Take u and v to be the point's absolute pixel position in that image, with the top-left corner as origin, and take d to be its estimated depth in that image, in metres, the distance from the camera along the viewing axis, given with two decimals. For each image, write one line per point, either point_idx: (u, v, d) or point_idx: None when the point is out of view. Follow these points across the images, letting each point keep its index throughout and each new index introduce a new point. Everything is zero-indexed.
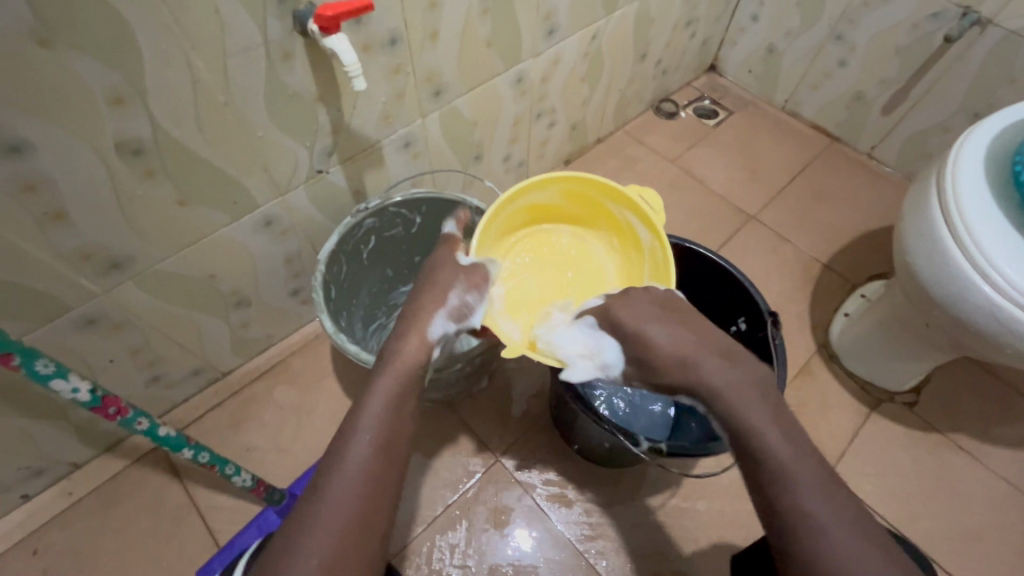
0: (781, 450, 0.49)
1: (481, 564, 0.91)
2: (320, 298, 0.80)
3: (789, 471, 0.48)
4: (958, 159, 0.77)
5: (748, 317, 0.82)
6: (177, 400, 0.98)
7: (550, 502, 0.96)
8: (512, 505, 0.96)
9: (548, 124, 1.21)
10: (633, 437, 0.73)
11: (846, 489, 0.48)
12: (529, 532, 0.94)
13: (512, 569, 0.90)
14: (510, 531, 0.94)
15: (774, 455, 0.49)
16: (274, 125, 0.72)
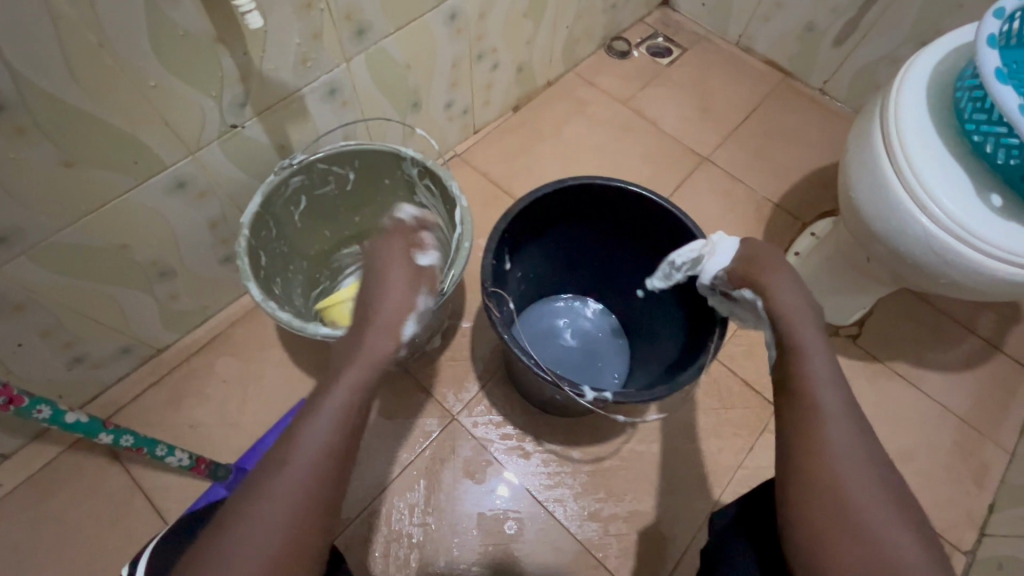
0: (820, 415, 0.52)
1: (441, 521, 0.91)
2: (246, 266, 0.75)
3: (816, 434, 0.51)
4: (903, 88, 0.75)
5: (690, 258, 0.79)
6: (109, 381, 0.92)
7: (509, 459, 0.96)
8: (471, 461, 0.96)
9: (491, 67, 1.13)
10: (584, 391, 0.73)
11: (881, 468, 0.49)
12: (489, 485, 0.94)
13: (473, 521, 0.92)
14: (469, 487, 0.94)
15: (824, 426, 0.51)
16: (169, 73, 0.64)
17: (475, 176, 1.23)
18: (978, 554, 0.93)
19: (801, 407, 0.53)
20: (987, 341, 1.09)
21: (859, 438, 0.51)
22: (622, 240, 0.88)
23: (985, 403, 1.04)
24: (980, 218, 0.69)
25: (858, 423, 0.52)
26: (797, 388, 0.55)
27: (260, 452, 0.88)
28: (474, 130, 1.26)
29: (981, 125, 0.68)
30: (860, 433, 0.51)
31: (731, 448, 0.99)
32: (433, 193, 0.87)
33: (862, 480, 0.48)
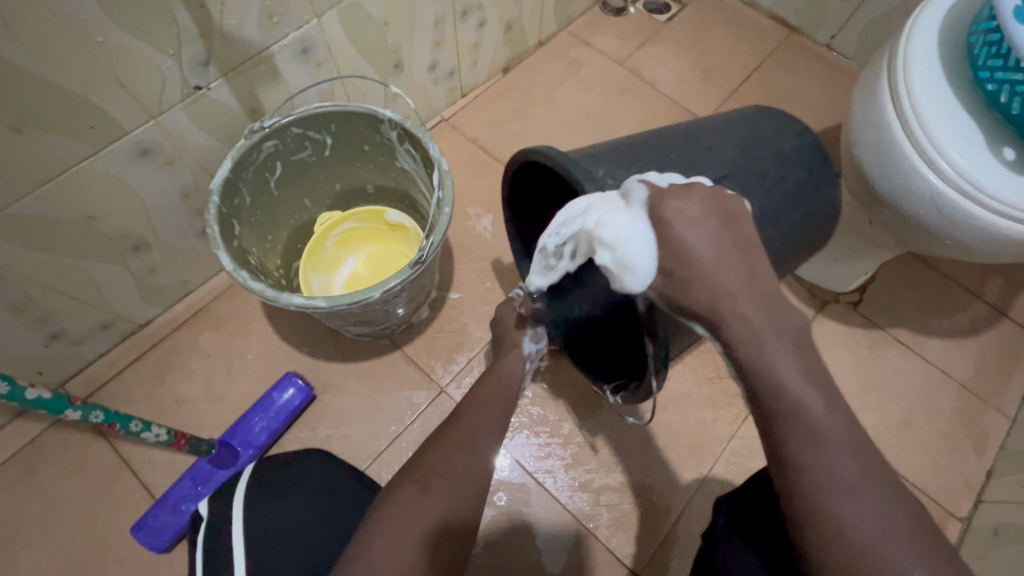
0: (827, 493, 0.41)
1: None
2: (217, 234, 0.71)
3: (823, 525, 0.41)
4: (912, 36, 0.70)
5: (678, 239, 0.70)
6: (90, 356, 0.91)
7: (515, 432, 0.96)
8: None
9: (477, 25, 1.07)
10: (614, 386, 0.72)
11: (913, 536, 0.40)
12: None
13: None
14: None
15: (831, 511, 0.41)
16: (119, 28, 0.60)
17: (462, 142, 1.18)
18: (974, 520, 0.92)
19: (794, 487, 0.43)
20: (993, 307, 1.06)
21: (878, 510, 0.41)
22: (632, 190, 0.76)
23: (988, 370, 1.02)
24: (990, 173, 0.65)
25: (871, 485, 0.41)
26: (787, 464, 0.43)
27: (244, 427, 0.87)
28: (461, 94, 1.20)
29: (995, 72, 0.63)
30: (887, 492, 0.41)
31: (725, 419, 0.97)
32: (414, 158, 0.82)
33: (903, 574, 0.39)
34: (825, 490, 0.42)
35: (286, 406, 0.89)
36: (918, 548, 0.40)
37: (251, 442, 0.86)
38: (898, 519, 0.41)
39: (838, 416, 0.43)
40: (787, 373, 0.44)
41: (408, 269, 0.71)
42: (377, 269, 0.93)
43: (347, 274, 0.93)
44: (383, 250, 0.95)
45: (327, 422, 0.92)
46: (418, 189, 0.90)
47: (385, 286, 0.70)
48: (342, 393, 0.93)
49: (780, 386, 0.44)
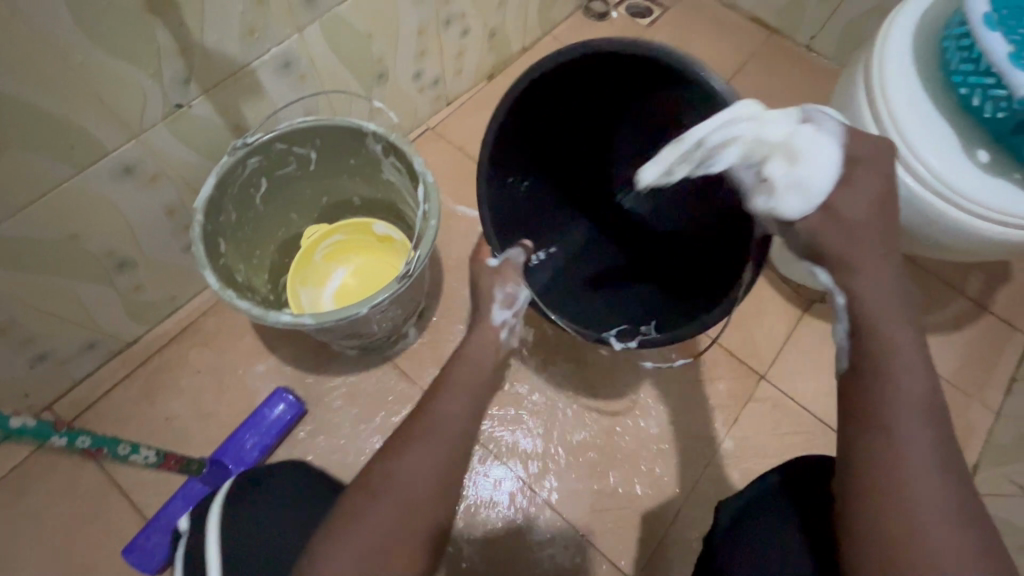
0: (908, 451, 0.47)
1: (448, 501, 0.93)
2: (202, 252, 0.71)
3: (897, 470, 0.47)
4: (889, 40, 0.71)
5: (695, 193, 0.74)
6: (78, 376, 0.90)
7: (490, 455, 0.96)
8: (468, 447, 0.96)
9: (460, 33, 1.07)
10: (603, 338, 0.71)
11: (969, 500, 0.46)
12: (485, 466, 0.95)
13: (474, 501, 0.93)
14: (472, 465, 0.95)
15: (909, 461, 0.47)
16: (96, 48, 0.60)
17: (449, 150, 1.18)
18: None
19: (876, 437, 0.48)
20: (975, 302, 1.08)
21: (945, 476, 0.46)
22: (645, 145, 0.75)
23: (972, 364, 1.03)
24: (965, 175, 0.66)
25: (941, 456, 0.47)
26: (880, 416, 0.49)
27: (236, 444, 0.86)
28: (446, 102, 1.20)
29: (968, 77, 0.64)
30: (945, 464, 0.47)
31: (717, 420, 0.98)
32: (400, 170, 0.82)
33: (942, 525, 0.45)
34: (885, 435, 0.48)
35: (278, 421, 0.89)
36: (966, 511, 0.46)
37: (242, 459, 0.86)
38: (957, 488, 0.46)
39: (933, 398, 0.48)
40: (901, 344, 0.50)
41: (396, 283, 0.71)
42: (367, 280, 0.93)
43: (335, 285, 0.93)
44: (372, 260, 0.95)
45: (320, 436, 0.92)
46: (404, 200, 0.89)
47: (374, 301, 0.70)
48: (334, 407, 0.93)
49: (891, 355, 0.50)
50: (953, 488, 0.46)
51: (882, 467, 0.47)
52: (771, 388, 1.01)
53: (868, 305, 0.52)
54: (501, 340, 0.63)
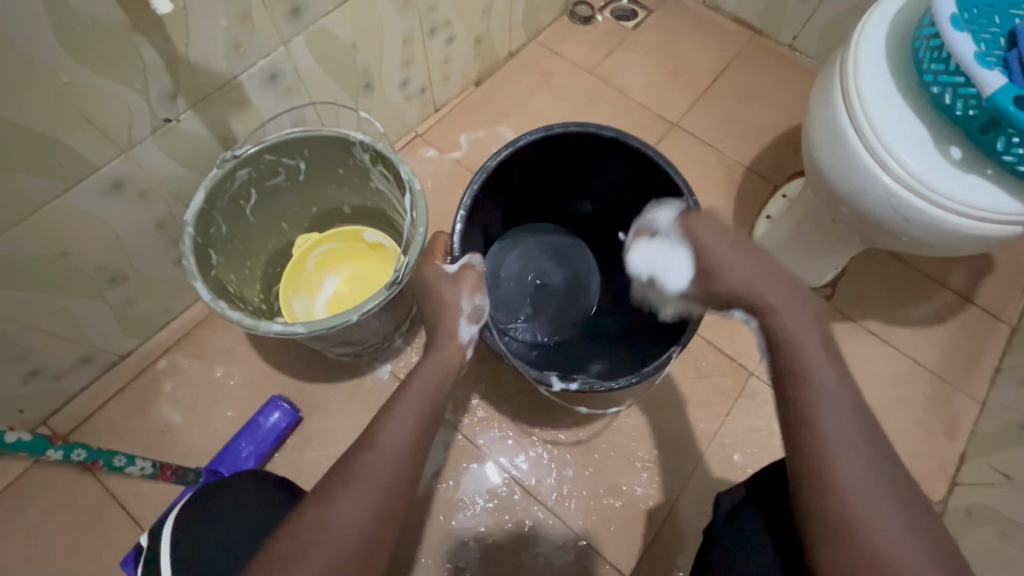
0: (837, 449, 0.51)
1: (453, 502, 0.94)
2: (193, 265, 0.72)
3: (833, 472, 0.51)
4: (862, 42, 0.73)
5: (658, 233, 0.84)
6: (72, 391, 0.91)
7: (466, 480, 0.95)
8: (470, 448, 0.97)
9: (446, 40, 1.08)
10: (545, 379, 0.74)
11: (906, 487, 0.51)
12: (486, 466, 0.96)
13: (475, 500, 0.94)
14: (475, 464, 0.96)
15: (838, 460, 0.51)
16: (82, 66, 0.61)
17: (438, 156, 1.19)
18: (949, 503, 0.95)
19: (810, 440, 0.53)
20: (959, 294, 1.09)
21: (874, 470, 0.50)
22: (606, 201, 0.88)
23: (957, 356, 1.05)
24: (938, 172, 0.67)
25: (868, 449, 0.51)
26: (810, 422, 0.53)
27: (232, 453, 0.87)
28: (435, 109, 1.22)
29: (938, 76, 0.66)
30: (878, 456, 0.51)
31: (709, 417, 1.00)
32: (388, 178, 0.83)
33: (887, 516, 0.49)
34: (815, 440, 0.52)
35: (273, 430, 0.89)
36: (903, 499, 0.50)
37: (239, 468, 0.87)
38: (893, 478, 0.50)
39: (847, 395, 0.54)
40: (813, 355, 0.56)
41: (386, 290, 0.72)
42: (359, 289, 0.94)
43: (327, 293, 0.93)
44: (364, 268, 0.96)
45: (315, 443, 0.93)
46: (393, 208, 0.90)
47: (364, 308, 0.71)
48: (329, 414, 0.94)
49: (804, 367, 0.55)
50: (883, 465, 0.51)
51: (819, 469, 0.51)
52: (761, 384, 1.02)
53: (785, 322, 0.59)
54: (468, 356, 0.67)
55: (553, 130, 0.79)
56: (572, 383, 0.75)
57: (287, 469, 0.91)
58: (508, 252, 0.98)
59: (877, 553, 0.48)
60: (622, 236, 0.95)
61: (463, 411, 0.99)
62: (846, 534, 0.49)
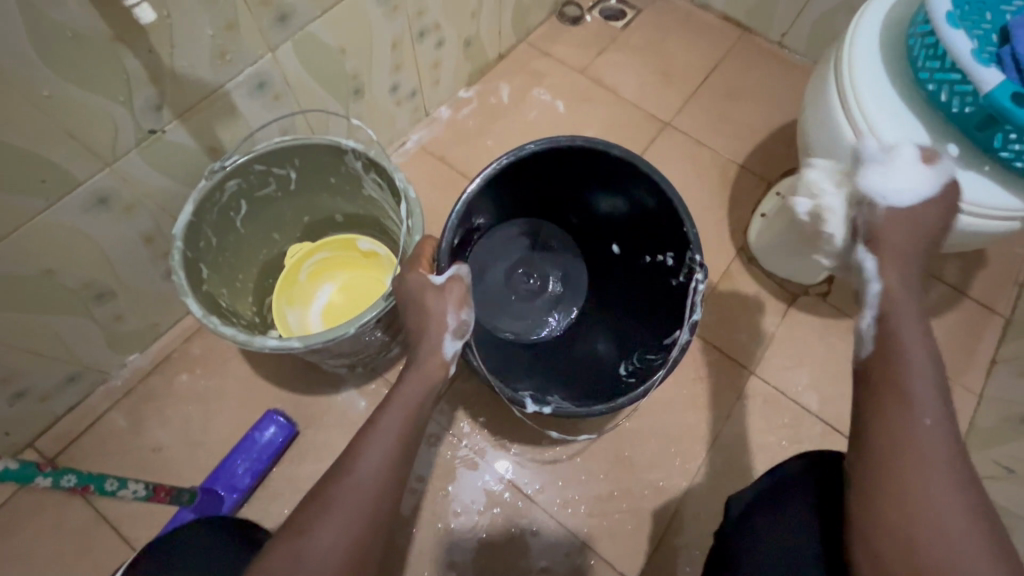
0: (925, 431, 0.49)
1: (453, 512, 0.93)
2: (184, 280, 0.70)
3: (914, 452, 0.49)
4: (856, 39, 0.73)
5: (675, 252, 0.81)
6: (60, 411, 0.88)
7: (454, 498, 0.93)
8: (468, 458, 0.96)
9: (435, 43, 1.07)
10: (518, 400, 0.74)
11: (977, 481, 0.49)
12: (484, 476, 0.95)
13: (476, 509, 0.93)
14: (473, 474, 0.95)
15: (919, 437, 0.49)
16: (62, 79, 0.59)
17: (430, 161, 1.18)
18: None
19: (887, 418, 0.51)
20: (954, 287, 1.10)
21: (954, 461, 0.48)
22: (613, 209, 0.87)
23: (954, 349, 1.06)
24: None
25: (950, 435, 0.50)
26: (894, 400, 0.51)
27: (227, 470, 0.85)
28: (426, 113, 1.20)
29: (935, 73, 0.65)
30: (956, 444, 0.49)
31: (710, 417, 0.99)
32: (381, 186, 0.82)
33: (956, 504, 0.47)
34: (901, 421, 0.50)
35: (270, 445, 0.87)
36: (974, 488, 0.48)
37: (235, 486, 0.85)
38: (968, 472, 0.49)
39: (940, 380, 0.52)
40: (909, 341, 0.54)
41: (383, 301, 0.71)
42: (353, 299, 0.92)
43: (320, 303, 0.92)
44: (358, 278, 0.94)
45: (313, 457, 0.91)
46: (387, 215, 0.89)
47: (361, 321, 0.70)
48: (327, 426, 0.92)
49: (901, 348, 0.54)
50: (972, 489, 0.48)
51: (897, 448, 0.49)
52: (760, 383, 1.02)
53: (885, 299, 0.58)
54: (451, 372, 0.64)
55: (563, 141, 0.77)
56: (545, 407, 0.75)
57: (285, 484, 0.89)
58: (504, 245, 0.96)
59: (947, 535, 0.46)
60: (615, 249, 0.93)
61: (451, 424, 0.97)
62: (918, 516, 0.47)
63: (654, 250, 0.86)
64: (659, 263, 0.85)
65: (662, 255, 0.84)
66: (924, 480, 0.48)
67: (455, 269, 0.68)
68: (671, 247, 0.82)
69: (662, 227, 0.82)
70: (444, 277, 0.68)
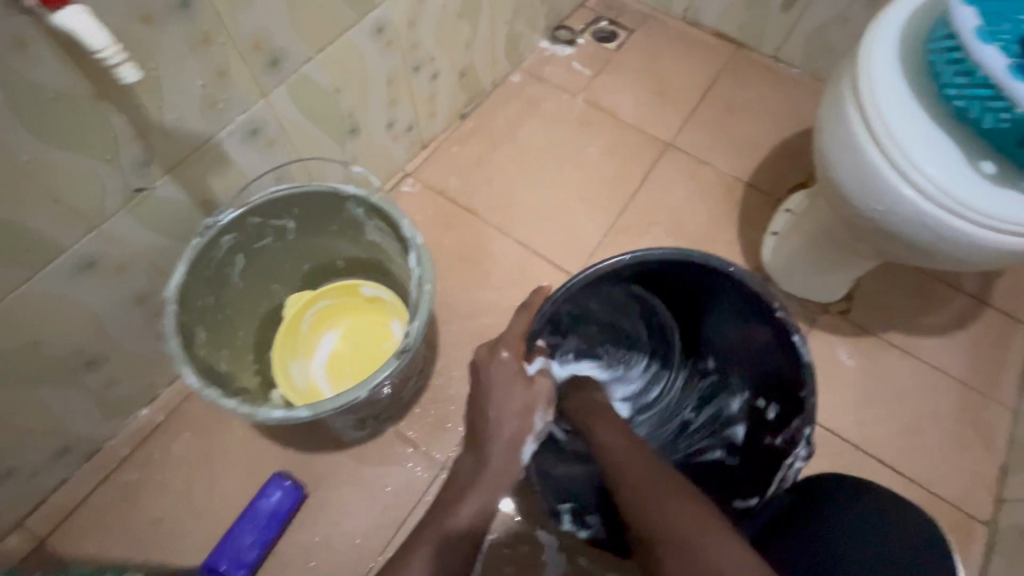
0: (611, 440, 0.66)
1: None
2: (179, 347, 0.65)
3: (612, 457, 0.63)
4: (873, 56, 0.70)
5: (783, 406, 0.71)
6: (50, 487, 0.82)
7: (484, 525, 0.89)
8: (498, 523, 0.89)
9: (430, 76, 1.04)
10: (556, 513, 0.73)
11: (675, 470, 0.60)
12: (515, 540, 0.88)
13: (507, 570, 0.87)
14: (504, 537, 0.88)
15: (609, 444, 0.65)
16: (41, 142, 0.54)
17: (430, 195, 1.14)
18: (999, 521, 0.91)
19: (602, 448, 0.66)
20: (975, 297, 1.07)
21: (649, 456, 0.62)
22: (732, 337, 0.77)
23: (983, 362, 1.02)
24: (970, 188, 0.64)
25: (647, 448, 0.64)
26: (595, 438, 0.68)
27: (232, 544, 0.79)
28: (422, 146, 1.17)
29: (963, 89, 0.63)
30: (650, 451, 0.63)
31: None
32: (385, 231, 0.78)
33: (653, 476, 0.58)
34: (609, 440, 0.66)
35: (277, 513, 0.82)
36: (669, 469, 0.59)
37: (241, 561, 0.79)
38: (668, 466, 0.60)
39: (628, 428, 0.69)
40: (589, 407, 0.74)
41: (395, 357, 0.66)
42: (358, 350, 0.87)
43: (323, 355, 0.87)
44: (365, 325, 0.89)
45: (326, 520, 0.85)
46: (392, 259, 0.84)
47: (373, 382, 0.65)
48: (338, 485, 0.87)
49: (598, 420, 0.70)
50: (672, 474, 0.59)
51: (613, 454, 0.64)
52: None
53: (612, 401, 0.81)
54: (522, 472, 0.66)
55: (695, 259, 0.69)
56: (583, 529, 0.72)
57: (295, 553, 0.83)
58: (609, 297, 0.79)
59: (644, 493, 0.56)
60: (712, 363, 0.83)
61: None
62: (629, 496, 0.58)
63: (753, 392, 0.77)
64: (761, 412, 0.76)
65: (765, 404, 0.75)
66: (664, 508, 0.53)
67: (542, 361, 0.70)
68: (779, 401, 0.72)
69: (779, 381, 0.72)
70: (535, 368, 0.69)
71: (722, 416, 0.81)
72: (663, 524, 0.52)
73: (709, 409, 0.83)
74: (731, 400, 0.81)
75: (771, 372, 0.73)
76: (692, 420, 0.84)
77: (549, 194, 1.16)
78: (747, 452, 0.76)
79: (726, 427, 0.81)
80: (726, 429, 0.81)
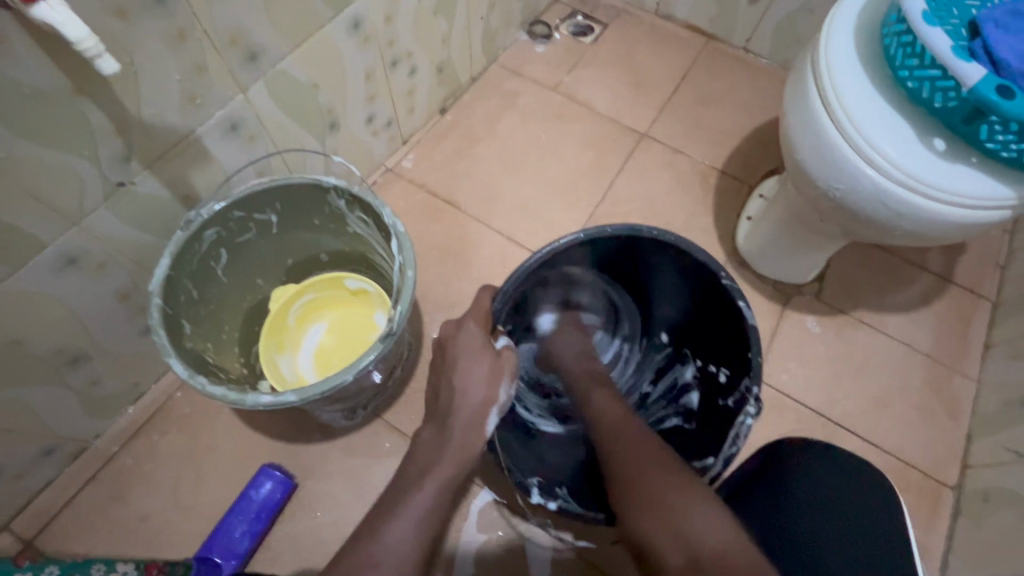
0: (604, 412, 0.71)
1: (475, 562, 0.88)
2: (164, 339, 0.66)
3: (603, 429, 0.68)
4: (830, 42, 0.73)
5: (730, 367, 0.77)
6: (35, 488, 0.82)
7: (473, 519, 0.90)
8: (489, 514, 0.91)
9: (408, 72, 1.05)
10: (525, 486, 0.73)
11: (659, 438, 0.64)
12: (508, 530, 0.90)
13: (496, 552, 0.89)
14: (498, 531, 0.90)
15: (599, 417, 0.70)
16: (20, 139, 0.55)
17: (410, 188, 1.16)
18: (964, 486, 0.95)
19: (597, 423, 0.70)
20: (939, 275, 1.11)
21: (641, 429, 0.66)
22: (681, 310, 0.85)
23: (948, 336, 1.06)
24: (926, 163, 0.68)
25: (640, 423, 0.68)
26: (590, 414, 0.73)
27: (223, 535, 0.80)
28: (402, 141, 1.18)
29: (914, 71, 0.66)
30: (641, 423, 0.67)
31: None
32: (367, 222, 0.79)
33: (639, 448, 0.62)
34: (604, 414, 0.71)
35: (269, 502, 0.83)
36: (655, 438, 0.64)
37: (233, 551, 0.80)
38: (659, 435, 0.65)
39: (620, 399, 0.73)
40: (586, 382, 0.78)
41: (379, 343, 0.68)
42: (342, 343, 0.89)
43: (305, 347, 0.88)
44: (349, 317, 0.90)
45: (315, 509, 0.86)
46: (374, 251, 0.86)
47: (359, 366, 0.66)
48: (327, 474, 0.88)
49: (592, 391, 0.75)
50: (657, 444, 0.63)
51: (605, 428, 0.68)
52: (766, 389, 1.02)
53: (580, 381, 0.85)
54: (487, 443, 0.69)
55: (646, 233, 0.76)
56: (551, 501, 0.73)
57: (285, 543, 0.84)
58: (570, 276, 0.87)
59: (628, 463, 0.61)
60: (665, 337, 0.90)
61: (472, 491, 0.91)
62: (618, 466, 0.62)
63: (703, 360, 0.83)
64: (712, 375, 0.81)
65: (716, 368, 0.80)
66: (651, 485, 0.57)
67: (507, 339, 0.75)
68: (727, 363, 0.78)
69: (722, 344, 0.78)
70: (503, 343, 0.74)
71: (677, 386, 0.87)
72: (646, 487, 0.56)
73: (665, 381, 0.89)
74: (684, 370, 0.87)
75: (716, 338, 0.79)
76: (651, 393, 0.90)
77: (529, 186, 1.18)
78: (700, 415, 0.81)
79: (682, 396, 0.86)
80: (681, 397, 0.86)
